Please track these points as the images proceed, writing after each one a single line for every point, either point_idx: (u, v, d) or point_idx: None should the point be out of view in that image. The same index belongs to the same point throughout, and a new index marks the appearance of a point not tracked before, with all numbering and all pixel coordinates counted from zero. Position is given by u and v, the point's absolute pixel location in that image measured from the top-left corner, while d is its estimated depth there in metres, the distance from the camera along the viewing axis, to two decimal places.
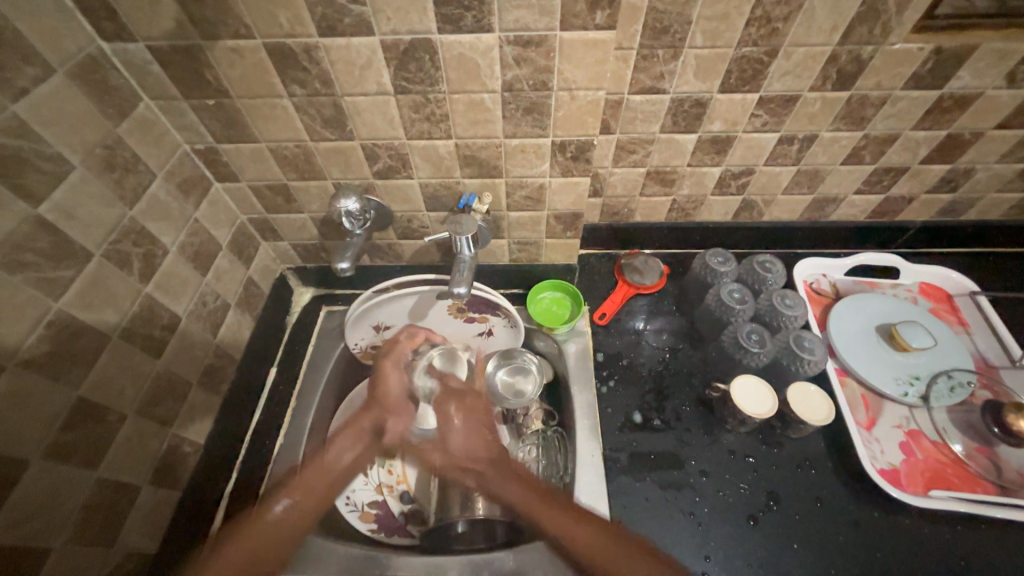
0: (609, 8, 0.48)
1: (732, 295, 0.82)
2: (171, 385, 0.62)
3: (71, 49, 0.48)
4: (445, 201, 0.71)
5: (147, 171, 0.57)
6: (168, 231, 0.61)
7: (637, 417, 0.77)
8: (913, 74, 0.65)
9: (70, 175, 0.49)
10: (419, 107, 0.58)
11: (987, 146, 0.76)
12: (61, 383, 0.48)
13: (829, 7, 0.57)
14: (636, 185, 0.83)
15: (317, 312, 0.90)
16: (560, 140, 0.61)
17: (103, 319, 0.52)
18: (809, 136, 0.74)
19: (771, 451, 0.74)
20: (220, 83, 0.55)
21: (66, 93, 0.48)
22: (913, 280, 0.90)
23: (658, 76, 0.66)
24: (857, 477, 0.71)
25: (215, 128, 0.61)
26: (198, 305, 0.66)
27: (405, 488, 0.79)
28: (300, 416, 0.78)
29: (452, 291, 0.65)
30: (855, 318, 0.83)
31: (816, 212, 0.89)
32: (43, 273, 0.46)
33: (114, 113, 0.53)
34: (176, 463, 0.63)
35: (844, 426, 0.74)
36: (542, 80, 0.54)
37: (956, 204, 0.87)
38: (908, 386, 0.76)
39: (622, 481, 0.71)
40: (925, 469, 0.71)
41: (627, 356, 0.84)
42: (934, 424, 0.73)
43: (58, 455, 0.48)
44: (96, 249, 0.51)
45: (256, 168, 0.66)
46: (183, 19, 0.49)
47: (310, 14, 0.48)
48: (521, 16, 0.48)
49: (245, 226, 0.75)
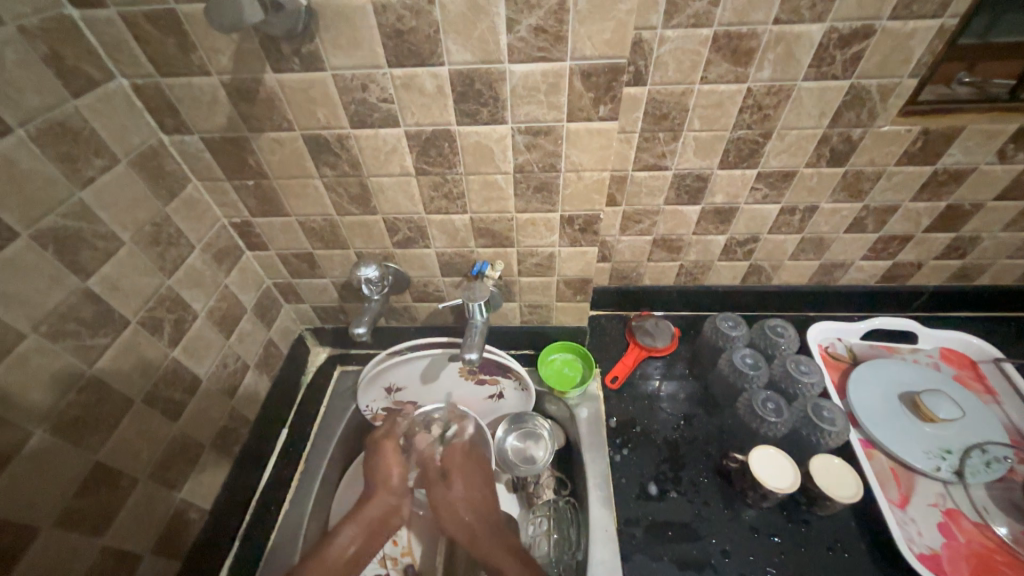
0: (611, 103, 0.53)
1: (745, 360, 0.81)
2: (185, 448, 0.63)
3: (135, 141, 0.55)
4: (460, 268, 0.75)
5: (187, 245, 0.62)
6: (199, 298, 0.65)
7: (652, 489, 0.74)
8: (905, 152, 0.69)
9: (120, 250, 0.53)
10: (438, 186, 0.63)
11: (989, 216, 0.77)
12: (81, 449, 0.49)
13: (816, 96, 0.62)
14: (644, 251, 0.86)
15: (331, 372, 0.92)
16: (568, 214, 0.65)
17: (130, 383, 0.54)
18: (810, 207, 0.77)
19: (797, 529, 0.70)
20: (260, 167, 0.61)
21: (125, 178, 0.54)
22: (933, 345, 0.88)
23: (660, 155, 0.70)
24: (894, 562, 0.66)
25: (251, 204, 0.67)
26: (219, 367, 0.68)
27: (410, 561, 0.76)
28: (307, 483, 0.78)
29: (463, 356, 0.66)
30: (876, 385, 0.80)
31: (824, 276, 0.90)
32: (82, 341, 0.49)
33: (165, 194, 0.59)
34: (181, 530, 0.62)
35: (876, 504, 0.70)
36: (551, 163, 0.59)
37: (966, 270, 0.88)
38: (940, 460, 0.72)
39: (638, 561, 0.67)
40: (969, 556, 0.65)
41: (640, 423, 0.82)
42: (973, 503, 0.69)
43: (70, 523, 0.48)
44: (133, 317, 0.55)
45: (284, 239, 0.71)
46: (234, 116, 0.56)
47: (345, 110, 0.55)
48: (531, 110, 0.54)
49: (271, 290, 0.80)
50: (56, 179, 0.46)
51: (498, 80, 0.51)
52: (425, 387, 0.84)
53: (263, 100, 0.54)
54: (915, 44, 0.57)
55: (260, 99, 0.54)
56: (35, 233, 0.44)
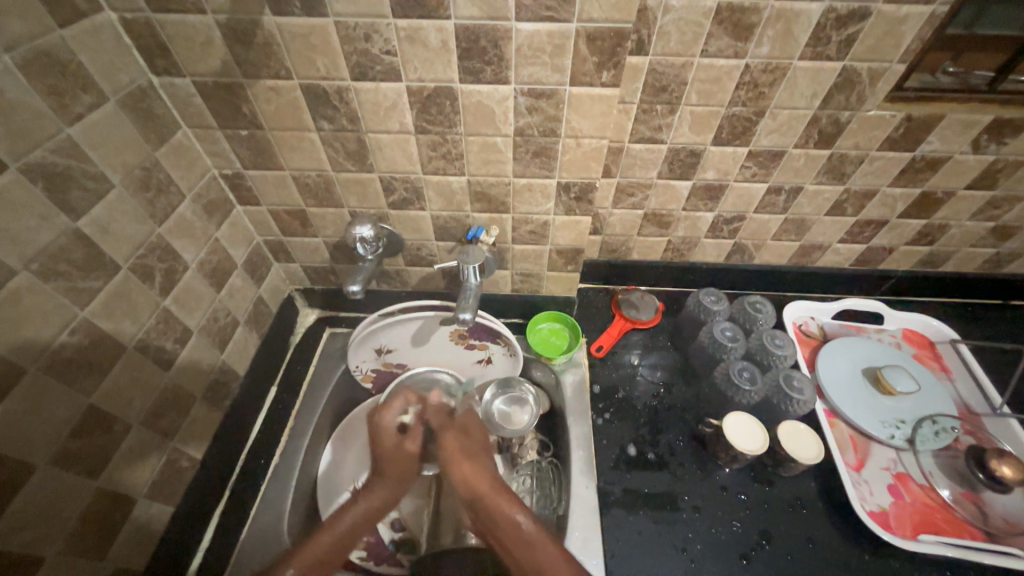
0: (614, 69, 0.53)
1: (725, 333, 0.84)
2: (177, 398, 0.63)
3: (124, 80, 0.53)
4: (454, 232, 0.75)
5: (177, 193, 0.61)
6: (190, 249, 0.64)
7: (631, 450, 0.78)
8: (888, 138, 0.71)
9: (110, 193, 0.52)
10: (437, 147, 0.63)
11: (959, 205, 0.82)
12: (75, 390, 0.49)
13: (810, 76, 0.64)
14: (634, 225, 0.88)
15: (320, 334, 0.92)
16: (565, 181, 0.66)
17: (122, 329, 0.54)
18: (795, 188, 0.80)
19: (762, 488, 0.75)
20: (254, 116, 0.60)
21: (115, 118, 0.52)
22: (897, 326, 0.94)
23: (656, 128, 0.72)
24: (848, 519, 0.72)
25: (244, 156, 0.65)
26: (209, 320, 0.68)
27: (396, 515, 0.78)
28: (295, 440, 0.81)
29: (457, 317, 0.68)
30: (843, 360, 0.86)
31: (803, 257, 0.94)
32: (74, 282, 0.48)
33: (154, 139, 0.57)
34: (172, 478, 0.63)
35: (835, 467, 0.75)
36: (551, 128, 0.60)
37: (934, 256, 0.93)
38: (894, 429, 0.78)
39: (616, 514, 0.72)
40: (913, 513, 0.71)
41: (623, 390, 0.86)
42: (921, 468, 0.75)
43: (64, 463, 0.48)
44: (124, 262, 0.54)
45: (277, 194, 0.70)
46: (229, 60, 0.54)
47: (346, 60, 0.54)
48: (535, 72, 0.54)
49: (261, 248, 0.79)
50: (44, 112, 0.44)
51: (503, 37, 0.51)
52: (415, 350, 0.86)
53: (260, 45, 0.52)
54: (907, 29, 0.59)
55: (258, 44, 0.52)
56: (24, 167, 0.43)
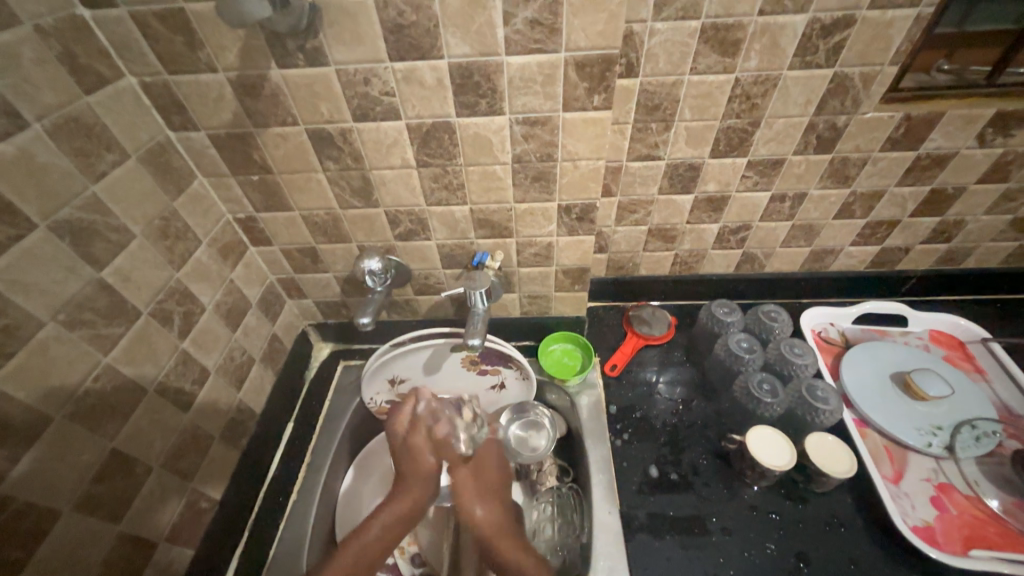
0: (605, 92, 0.55)
1: (741, 344, 0.83)
2: (196, 438, 0.64)
3: (144, 137, 0.56)
4: (460, 259, 0.76)
5: (194, 239, 0.64)
6: (206, 291, 0.66)
7: (653, 472, 0.76)
8: (889, 138, 0.71)
9: (132, 243, 0.55)
10: (438, 178, 0.65)
11: (972, 200, 0.80)
12: (98, 435, 0.50)
13: (801, 85, 0.65)
14: (639, 241, 0.88)
15: (335, 368, 0.93)
16: (566, 203, 0.67)
17: (143, 373, 0.56)
18: (799, 194, 0.79)
19: (794, 506, 0.72)
20: (265, 162, 0.63)
21: (136, 173, 0.55)
22: (922, 328, 0.90)
23: (653, 145, 0.73)
24: (890, 535, 0.68)
25: (256, 199, 0.68)
26: (226, 359, 0.70)
27: (415, 550, 0.77)
28: (313, 476, 0.79)
29: (467, 343, 0.68)
30: (869, 366, 0.83)
31: (815, 263, 0.92)
32: (97, 330, 0.50)
33: (172, 189, 0.61)
34: (192, 519, 0.63)
35: (871, 480, 0.72)
36: (548, 153, 0.61)
37: (953, 253, 0.90)
38: (931, 436, 0.74)
39: (642, 540, 0.69)
40: (962, 527, 0.67)
41: (640, 408, 0.84)
42: (965, 477, 0.71)
43: (87, 508, 0.49)
44: (144, 308, 0.56)
45: (288, 233, 0.73)
46: (240, 111, 0.57)
47: (348, 104, 0.56)
48: (528, 101, 0.56)
49: (274, 286, 0.81)
50: (71, 172, 0.48)
51: (495, 71, 0.53)
52: (428, 379, 0.86)
53: (268, 95, 0.56)
54: (894, 32, 0.59)
55: (266, 95, 0.56)
56: (52, 224, 0.46)
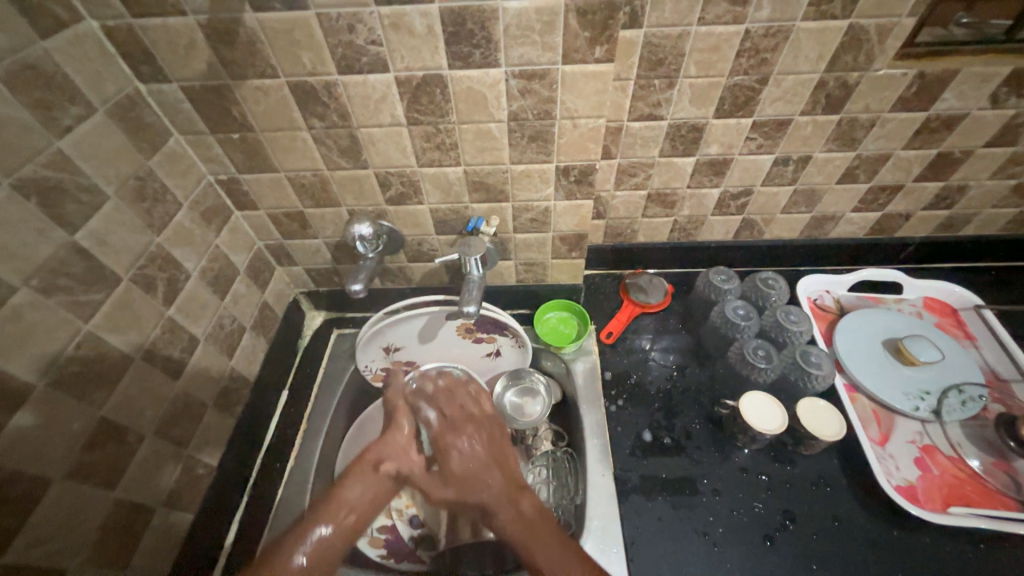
0: (607, 43, 0.51)
1: (737, 311, 0.82)
2: (188, 406, 0.63)
3: (111, 90, 0.52)
4: (454, 225, 0.74)
5: (174, 202, 0.61)
6: (191, 257, 0.64)
7: (647, 436, 0.77)
8: (899, 98, 0.68)
9: (106, 205, 0.52)
10: (430, 137, 0.61)
11: (977, 164, 0.78)
12: (86, 403, 0.49)
13: (814, 37, 0.61)
14: (638, 207, 0.86)
15: (328, 336, 0.92)
16: (564, 165, 0.64)
17: (129, 340, 0.54)
18: (804, 157, 0.77)
19: (783, 468, 0.73)
20: (244, 119, 0.59)
21: (105, 129, 0.52)
22: (917, 295, 0.91)
23: (655, 104, 0.69)
24: (874, 494, 0.70)
25: (238, 160, 0.65)
26: (216, 327, 0.68)
27: (413, 512, 0.78)
28: (310, 442, 0.81)
29: (462, 311, 0.67)
30: (861, 333, 0.83)
31: (815, 229, 0.91)
32: (76, 296, 0.48)
33: (146, 148, 0.57)
34: (190, 485, 0.63)
35: (858, 442, 0.73)
36: (546, 110, 0.58)
37: (953, 219, 0.89)
38: (918, 401, 0.75)
39: (634, 501, 0.71)
40: (942, 486, 0.69)
41: (635, 375, 0.85)
42: (949, 439, 0.72)
43: (79, 475, 0.48)
44: (125, 274, 0.54)
45: (274, 197, 0.70)
46: (215, 61, 0.53)
47: (331, 54, 0.52)
48: (526, 52, 0.52)
49: (262, 252, 0.79)
50: (32, 127, 0.44)
51: (490, 18, 0.49)
52: (423, 347, 0.85)
53: (244, 43, 0.51)
54: None
55: (241, 43, 0.51)
56: (16, 183, 0.43)
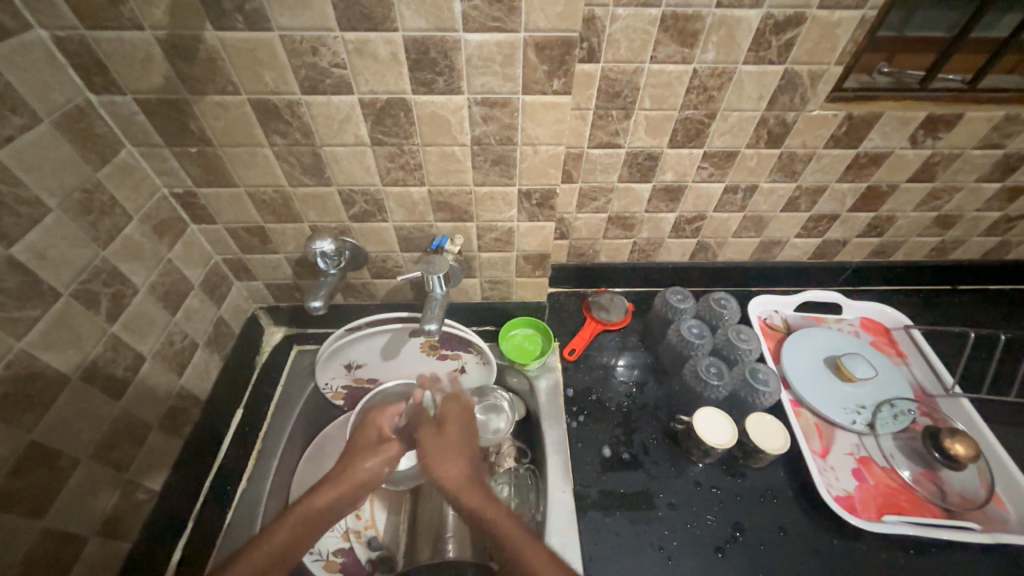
0: (565, 77, 0.54)
1: (692, 330, 0.86)
2: (130, 428, 0.60)
3: (59, 99, 0.51)
4: (419, 243, 0.75)
5: (123, 214, 0.59)
6: (140, 271, 0.61)
7: (607, 452, 0.79)
8: (832, 136, 0.75)
9: (46, 217, 0.50)
10: (395, 158, 0.62)
11: (902, 197, 0.86)
12: (12, 427, 0.46)
13: (755, 79, 0.66)
14: (599, 229, 0.89)
15: (287, 352, 0.90)
16: (526, 188, 0.67)
17: (66, 359, 0.52)
18: (750, 187, 0.83)
19: (734, 481, 0.76)
20: (203, 133, 0.59)
21: (50, 139, 0.50)
22: (855, 315, 0.97)
23: (613, 133, 0.73)
24: (816, 505, 0.74)
25: (195, 173, 0.63)
26: (165, 344, 0.65)
27: (373, 534, 0.76)
28: (263, 465, 0.78)
29: (423, 328, 0.67)
30: (806, 351, 0.88)
31: (764, 253, 0.97)
32: (8, 313, 0.46)
33: (95, 159, 0.55)
34: (128, 512, 0.60)
35: (802, 455, 0.77)
36: (508, 136, 0.60)
37: (884, 246, 0.97)
38: (856, 414, 0.80)
39: (593, 517, 0.72)
40: (877, 495, 0.74)
41: (596, 391, 0.87)
42: (882, 451, 0.78)
43: (2, 504, 0.45)
44: (65, 289, 0.52)
45: (233, 211, 0.69)
46: (172, 76, 0.53)
47: (294, 75, 0.53)
48: (487, 81, 0.54)
49: (219, 267, 0.76)
50: None
51: (452, 49, 0.51)
52: (386, 364, 0.85)
53: (204, 60, 0.51)
54: (840, 33, 0.62)
55: (201, 59, 0.51)
56: None
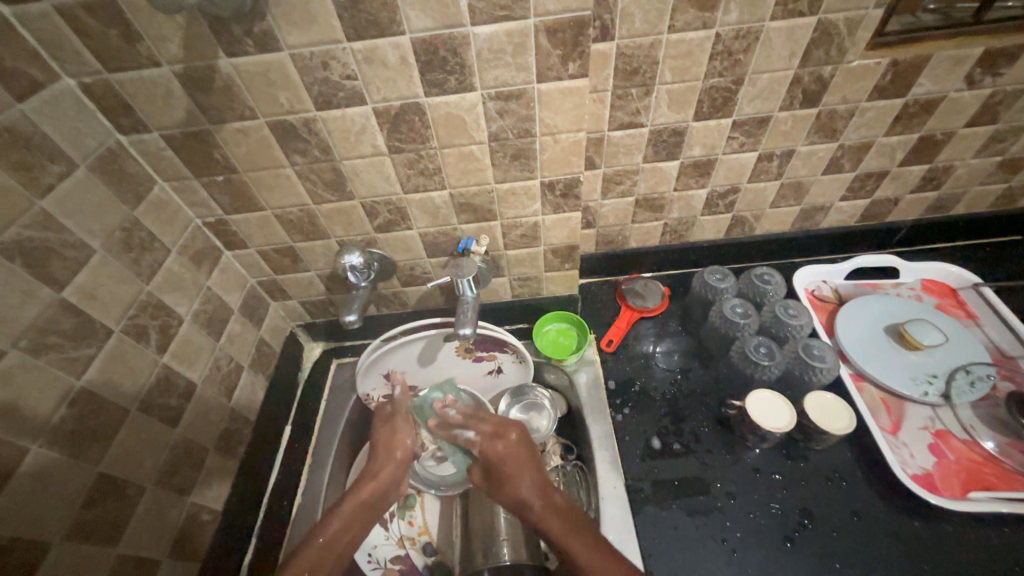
0: (580, 59, 0.52)
1: (736, 309, 0.82)
2: (189, 453, 0.62)
3: (91, 143, 0.53)
4: (445, 247, 0.74)
5: (162, 248, 0.61)
6: (182, 302, 0.63)
7: (656, 443, 0.76)
8: (875, 86, 0.69)
9: (92, 258, 0.52)
10: (414, 164, 0.61)
11: (961, 144, 0.78)
12: (81, 461, 0.48)
13: (784, 35, 0.62)
14: (627, 213, 0.86)
15: (327, 367, 0.91)
16: (549, 180, 0.65)
17: (123, 392, 0.54)
18: (787, 152, 0.77)
19: (796, 465, 0.72)
20: (227, 161, 0.60)
21: (87, 183, 0.52)
22: (914, 278, 0.90)
23: (634, 112, 0.70)
24: (890, 485, 0.69)
25: (224, 201, 0.65)
26: (213, 370, 0.68)
27: (427, 539, 0.77)
28: (316, 477, 0.79)
29: (458, 333, 0.66)
30: (862, 321, 0.82)
31: (806, 221, 0.91)
32: (66, 354, 0.48)
33: (131, 198, 0.57)
34: (195, 533, 0.62)
35: (869, 434, 0.72)
36: (525, 128, 0.58)
37: (942, 200, 0.89)
38: (927, 385, 0.74)
39: (648, 512, 0.69)
40: (959, 472, 0.68)
41: (639, 381, 0.84)
42: (960, 422, 0.72)
43: (80, 534, 0.48)
44: (115, 325, 0.54)
45: (263, 234, 0.70)
46: (193, 108, 0.54)
47: (307, 92, 0.53)
48: (500, 74, 0.53)
49: (256, 289, 0.78)
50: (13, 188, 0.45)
51: (461, 45, 0.50)
52: (423, 371, 0.85)
53: (220, 88, 0.52)
54: None
55: (217, 88, 0.52)
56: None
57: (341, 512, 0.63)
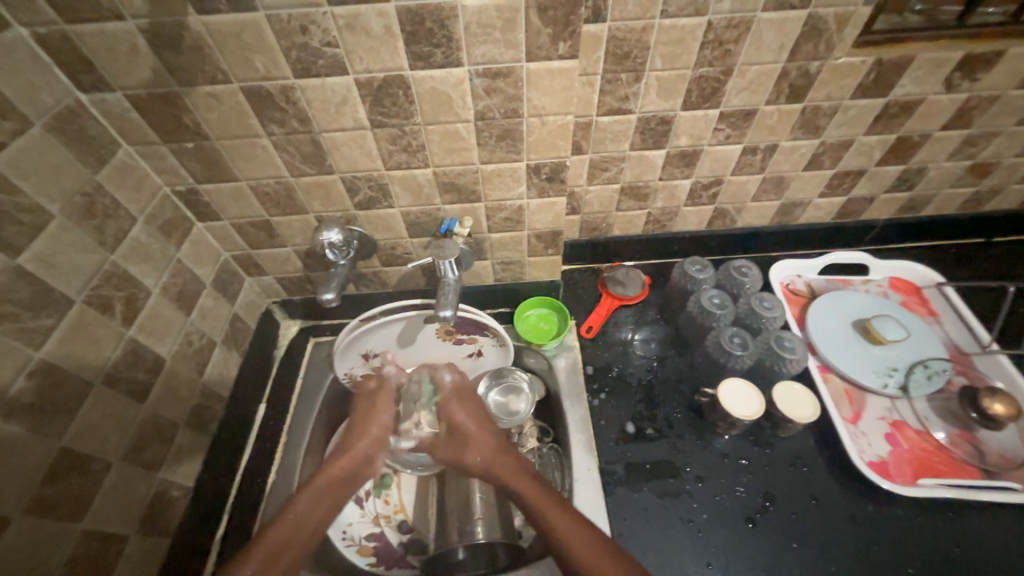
0: (570, 39, 0.51)
1: (713, 300, 0.83)
2: (158, 428, 0.61)
3: (49, 100, 0.49)
4: (428, 227, 0.73)
5: (128, 217, 0.58)
6: (150, 273, 0.61)
7: (630, 428, 0.78)
8: (859, 85, 0.70)
9: (50, 224, 0.49)
10: (396, 139, 0.60)
11: (935, 147, 0.81)
12: (42, 435, 0.47)
13: (775, 28, 0.61)
14: (612, 201, 0.86)
15: (304, 345, 0.90)
16: (534, 163, 0.64)
17: (86, 365, 0.52)
18: (770, 146, 0.78)
19: (762, 451, 0.75)
20: (199, 127, 0.57)
21: (44, 143, 0.49)
22: (882, 275, 0.94)
23: (622, 98, 0.69)
24: (848, 471, 0.73)
25: (195, 170, 0.62)
26: (183, 345, 0.66)
27: (402, 518, 0.78)
28: (291, 455, 0.78)
29: (439, 315, 0.65)
30: (832, 316, 0.85)
31: (785, 216, 0.93)
32: (22, 323, 0.46)
33: (93, 161, 0.54)
34: (164, 509, 0.61)
35: (832, 423, 0.76)
36: (513, 108, 0.57)
37: (914, 201, 0.92)
38: (888, 378, 0.78)
39: (619, 493, 0.71)
40: (911, 460, 0.72)
41: (616, 367, 0.85)
42: (916, 414, 0.76)
43: (41, 509, 0.46)
44: (77, 295, 0.51)
45: (237, 206, 0.67)
46: (161, 67, 0.51)
47: (285, 57, 0.50)
48: (488, 50, 0.51)
49: (229, 264, 0.76)
50: None
51: (449, 16, 0.48)
52: (402, 352, 0.84)
53: (190, 48, 0.49)
54: None
55: (187, 48, 0.49)
56: None
57: (314, 488, 0.63)
